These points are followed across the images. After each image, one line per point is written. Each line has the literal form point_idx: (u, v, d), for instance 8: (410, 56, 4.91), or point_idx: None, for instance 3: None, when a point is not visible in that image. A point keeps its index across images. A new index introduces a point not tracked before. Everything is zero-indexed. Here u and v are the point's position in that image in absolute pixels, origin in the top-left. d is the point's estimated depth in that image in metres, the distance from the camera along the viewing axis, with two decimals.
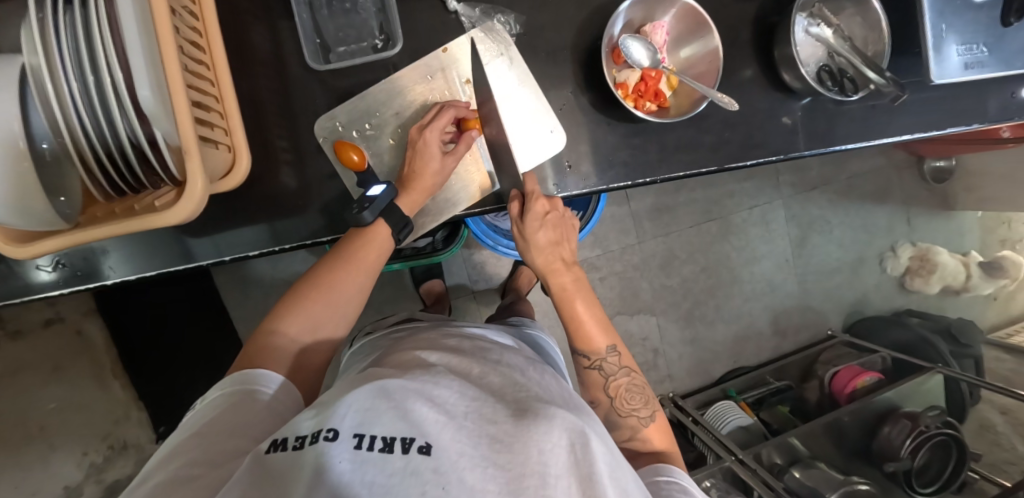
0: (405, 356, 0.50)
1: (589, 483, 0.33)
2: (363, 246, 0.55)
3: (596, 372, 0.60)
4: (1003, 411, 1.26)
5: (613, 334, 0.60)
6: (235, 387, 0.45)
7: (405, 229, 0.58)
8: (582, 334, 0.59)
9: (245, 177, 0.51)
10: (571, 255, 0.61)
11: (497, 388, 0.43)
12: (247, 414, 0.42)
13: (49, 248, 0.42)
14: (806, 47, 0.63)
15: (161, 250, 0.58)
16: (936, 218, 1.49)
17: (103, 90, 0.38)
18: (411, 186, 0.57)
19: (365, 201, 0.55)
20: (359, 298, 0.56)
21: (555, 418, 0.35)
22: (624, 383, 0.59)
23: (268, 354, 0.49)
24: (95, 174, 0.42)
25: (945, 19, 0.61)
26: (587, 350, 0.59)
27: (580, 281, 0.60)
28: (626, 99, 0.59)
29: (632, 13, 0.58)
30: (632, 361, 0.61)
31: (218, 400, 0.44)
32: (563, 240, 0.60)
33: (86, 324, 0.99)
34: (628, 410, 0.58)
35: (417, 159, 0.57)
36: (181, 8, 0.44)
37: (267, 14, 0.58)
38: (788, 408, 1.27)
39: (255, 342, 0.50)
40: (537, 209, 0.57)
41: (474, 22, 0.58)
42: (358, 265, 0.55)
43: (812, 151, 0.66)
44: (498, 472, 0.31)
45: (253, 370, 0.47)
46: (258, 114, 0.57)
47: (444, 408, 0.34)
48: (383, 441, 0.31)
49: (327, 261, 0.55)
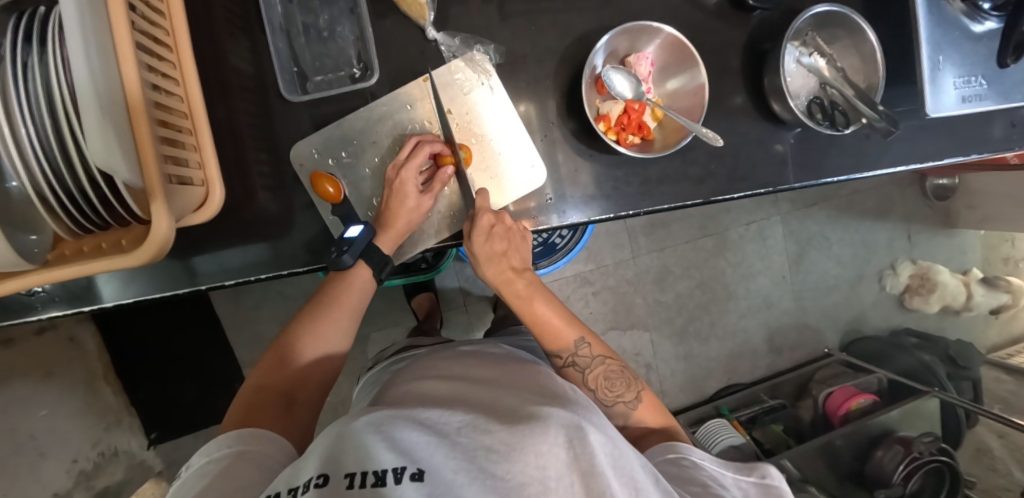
0: (403, 387, 0.51)
1: (591, 475, 0.33)
2: (343, 293, 0.57)
3: (572, 369, 0.58)
4: (1001, 435, 1.22)
5: (581, 326, 0.59)
6: (222, 452, 0.42)
7: (386, 270, 0.59)
8: (550, 335, 0.58)
9: (219, 209, 0.51)
10: (524, 261, 0.59)
11: (493, 401, 0.43)
12: (241, 476, 0.39)
13: (17, 286, 0.42)
14: (798, 78, 0.61)
15: (136, 276, 0.57)
16: (938, 235, 1.47)
17: (65, 134, 0.38)
18: (388, 227, 0.57)
19: (342, 246, 0.55)
20: (341, 340, 0.59)
21: (547, 422, 0.36)
22: (601, 371, 0.57)
23: (257, 409, 0.49)
24: (58, 212, 0.42)
25: (943, 50, 0.59)
26: (558, 348, 0.58)
27: (535, 283, 0.60)
28: (608, 131, 0.58)
29: (615, 44, 0.57)
30: (606, 348, 0.59)
31: (206, 468, 0.41)
32: (512, 250, 0.57)
33: (79, 331, 1.01)
34: (612, 398, 0.56)
35: (392, 200, 0.56)
36: (153, 43, 0.44)
37: (247, 40, 0.57)
38: (782, 427, 1.26)
39: (242, 400, 0.51)
40: (482, 224, 0.55)
41: (454, 51, 0.58)
42: (340, 307, 0.57)
43: (803, 183, 0.64)
44: (497, 481, 0.31)
45: (242, 430, 0.45)
46: (235, 141, 0.56)
47: (436, 431, 0.35)
48: (376, 475, 0.29)
49: (306, 311, 0.58)
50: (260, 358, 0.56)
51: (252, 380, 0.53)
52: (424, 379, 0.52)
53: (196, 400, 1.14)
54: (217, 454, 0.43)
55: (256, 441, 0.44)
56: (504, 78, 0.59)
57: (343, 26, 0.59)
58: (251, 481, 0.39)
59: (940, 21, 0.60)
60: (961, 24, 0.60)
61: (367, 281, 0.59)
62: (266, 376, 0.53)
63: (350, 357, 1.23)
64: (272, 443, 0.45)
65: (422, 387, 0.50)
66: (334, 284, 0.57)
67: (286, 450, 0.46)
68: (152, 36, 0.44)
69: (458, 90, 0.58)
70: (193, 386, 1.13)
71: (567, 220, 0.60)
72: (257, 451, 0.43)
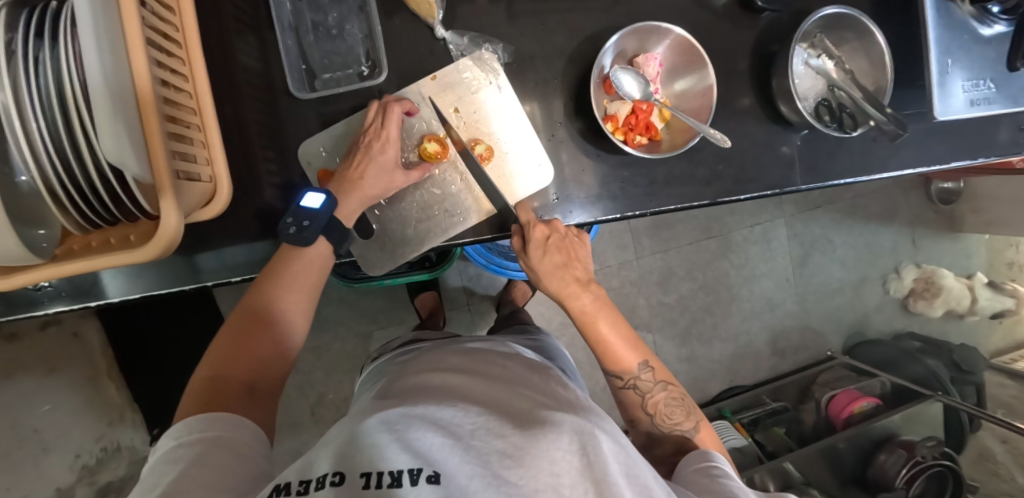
0: (411, 381, 0.51)
1: (604, 484, 0.33)
2: (305, 266, 0.52)
3: (632, 392, 0.58)
4: (1004, 441, 1.23)
5: (643, 349, 0.59)
6: (193, 438, 0.40)
7: (346, 241, 0.55)
8: (612, 356, 0.58)
9: (226, 205, 0.51)
10: (587, 273, 0.58)
11: (504, 401, 0.44)
12: (218, 465, 0.37)
13: (24, 280, 0.42)
14: (806, 80, 0.61)
15: (142, 272, 0.57)
16: (942, 239, 1.46)
17: (75, 130, 0.38)
18: (350, 193, 0.54)
19: (301, 218, 0.51)
20: (301, 320, 0.53)
21: (559, 429, 0.36)
22: (662, 398, 0.57)
23: (218, 396, 0.44)
24: (69, 207, 0.42)
25: (952, 54, 0.59)
26: (619, 369, 0.58)
27: (600, 299, 0.58)
28: (616, 132, 0.58)
29: (624, 44, 0.57)
30: (667, 373, 0.59)
31: (176, 454, 0.38)
32: (575, 263, 0.58)
33: (84, 326, 0.99)
34: (671, 424, 0.56)
35: (352, 162, 0.54)
36: (163, 39, 0.44)
37: (256, 37, 0.57)
38: (784, 430, 1.24)
39: (194, 392, 0.45)
40: (537, 236, 0.55)
41: (462, 50, 0.58)
42: (297, 287, 0.52)
43: (810, 185, 0.64)
44: (513, 487, 0.31)
45: (207, 415, 0.42)
46: (242, 138, 0.56)
47: (450, 433, 0.36)
48: (392, 476, 0.31)
49: (253, 292, 0.51)
50: (209, 350, 0.49)
51: (202, 372, 0.47)
52: (434, 372, 0.53)
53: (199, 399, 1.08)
54: (188, 438, 0.40)
55: (229, 427, 0.41)
56: (512, 78, 0.59)
57: (351, 24, 0.59)
58: (234, 471, 0.37)
59: (949, 23, 0.59)
60: (971, 27, 0.60)
61: (326, 256, 0.54)
62: (221, 366, 0.47)
63: (352, 356, 1.23)
64: (242, 429, 0.42)
65: (432, 381, 0.50)
66: (289, 261, 0.51)
67: (258, 437, 0.43)
68: (162, 33, 0.44)
69: (467, 89, 0.58)
70: None
71: (572, 220, 0.60)
72: (230, 437, 0.41)
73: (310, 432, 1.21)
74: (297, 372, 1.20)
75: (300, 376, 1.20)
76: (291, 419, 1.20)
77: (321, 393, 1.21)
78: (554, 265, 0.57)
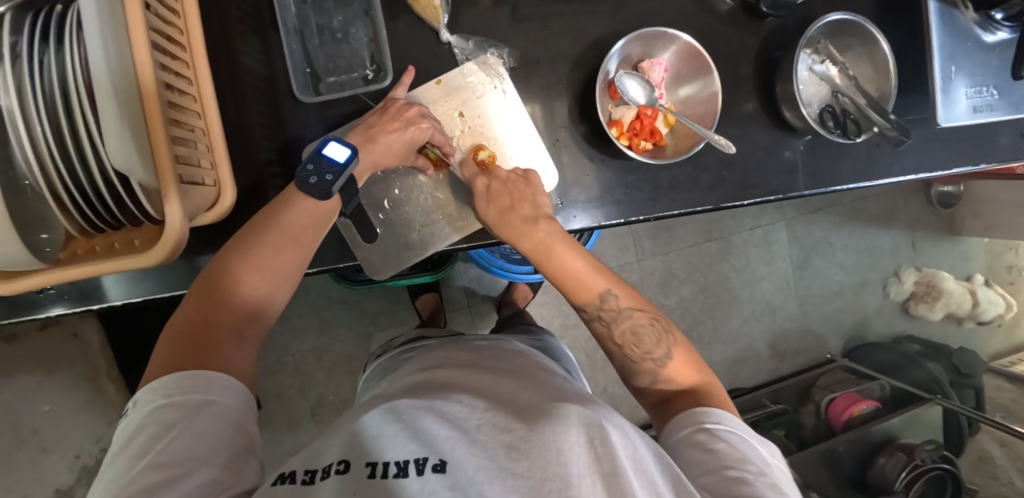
0: (422, 376, 0.51)
1: (613, 477, 0.33)
2: (308, 219, 0.49)
3: (601, 324, 0.54)
4: (1003, 443, 1.24)
5: (608, 275, 0.54)
6: (183, 398, 0.37)
7: (354, 200, 0.54)
8: (575, 286, 0.54)
9: (231, 210, 0.51)
10: (535, 209, 0.54)
11: (511, 395, 0.44)
12: (214, 438, 0.36)
13: (28, 285, 0.42)
14: (810, 85, 0.61)
15: (145, 275, 0.57)
16: (941, 243, 1.47)
17: (79, 132, 0.38)
18: (371, 156, 0.52)
19: (323, 169, 0.48)
20: (297, 271, 0.50)
21: (567, 421, 0.36)
22: (629, 325, 0.53)
23: (206, 347, 0.42)
24: (75, 213, 0.42)
25: (955, 60, 0.59)
26: (585, 301, 0.54)
27: (554, 231, 0.53)
28: (621, 137, 0.58)
29: (629, 50, 0.57)
30: (636, 298, 0.54)
31: (168, 418, 0.36)
32: (519, 199, 0.54)
33: (84, 327, 0.98)
34: (641, 354, 0.52)
35: (381, 122, 0.52)
36: (168, 40, 0.44)
37: (260, 39, 0.57)
38: (784, 432, 1.23)
39: (173, 332, 0.42)
40: (479, 187, 0.54)
41: (467, 54, 0.58)
42: (292, 238, 0.48)
43: (813, 191, 0.64)
44: (519, 479, 0.32)
45: (197, 370, 0.39)
46: (246, 141, 0.56)
47: (457, 427, 0.36)
48: (397, 466, 0.32)
49: (246, 233, 0.47)
50: (194, 285, 0.46)
51: (184, 311, 0.44)
52: (436, 369, 0.53)
53: None
54: (176, 396, 0.37)
55: (222, 391, 0.39)
56: (517, 82, 0.59)
57: (356, 28, 0.60)
58: (223, 443, 0.37)
59: (951, 29, 0.60)
60: (973, 34, 0.60)
61: (329, 207, 0.50)
62: (207, 309, 0.44)
63: (353, 357, 1.23)
64: (232, 392, 0.40)
65: (436, 377, 0.50)
66: (289, 210, 0.48)
67: (250, 404, 0.42)
68: (168, 34, 0.44)
69: (471, 93, 0.58)
70: None
71: (574, 224, 0.59)
72: (223, 404, 0.39)
73: (310, 433, 1.20)
74: (297, 373, 1.20)
75: (300, 377, 1.20)
76: (291, 421, 1.19)
77: (322, 394, 1.21)
78: (503, 206, 0.53)
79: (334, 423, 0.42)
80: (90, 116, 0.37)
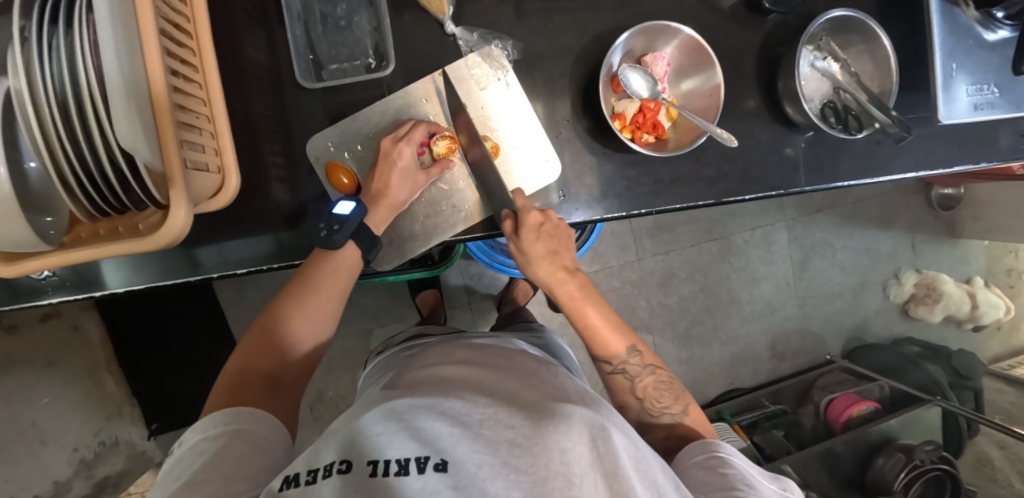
0: (419, 375, 0.51)
1: (615, 477, 0.34)
2: (331, 270, 0.53)
3: (620, 376, 0.58)
4: (1001, 446, 1.23)
5: (631, 335, 0.58)
6: (219, 429, 0.41)
7: (376, 249, 0.57)
8: (599, 342, 0.57)
9: (235, 195, 0.51)
10: (572, 262, 0.59)
11: (513, 391, 0.44)
12: (238, 457, 0.39)
13: (32, 267, 0.43)
14: (812, 82, 0.61)
15: (146, 263, 0.57)
16: (942, 245, 1.46)
17: (88, 121, 0.38)
18: (379, 202, 0.56)
19: (332, 221, 0.53)
20: (327, 320, 0.55)
21: (570, 420, 0.37)
22: (650, 382, 0.57)
23: (246, 393, 0.46)
24: (80, 199, 0.42)
25: (956, 58, 0.60)
26: (607, 355, 0.58)
27: (586, 285, 0.58)
28: (624, 129, 0.58)
29: (632, 43, 0.57)
30: (655, 358, 0.59)
31: (203, 445, 0.40)
32: (561, 248, 0.57)
33: (84, 320, 1.03)
34: (660, 408, 0.56)
35: (381, 171, 0.56)
36: (172, 27, 0.44)
37: (265, 29, 0.58)
38: (783, 433, 1.25)
39: (224, 382, 0.48)
40: (531, 221, 0.55)
41: (471, 45, 0.58)
42: (323, 291, 0.53)
43: (814, 187, 0.64)
44: (521, 475, 0.32)
45: (234, 408, 0.44)
46: (250, 131, 0.57)
47: (458, 423, 0.36)
48: (399, 464, 0.32)
49: (285, 291, 0.53)
50: (241, 338, 0.52)
51: (233, 364, 0.49)
52: (437, 366, 0.52)
53: (200, 393, 1.21)
54: (214, 431, 0.41)
55: (253, 421, 0.43)
56: (521, 74, 0.59)
57: (360, 17, 0.59)
58: (251, 463, 0.39)
59: (951, 28, 0.60)
60: (973, 32, 0.61)
61: (353, 260, 0.55)
62: (250, 359, 0.50)
63: (353, 353, 1.23)
64: (265, 424, 0.43)
65: (438, 375, 0.50)
66: (318, 263, 0.53)
67: (282, 433, 0.45)
68: (173, 18, 0.44)
69: (474, 84, 0.58)
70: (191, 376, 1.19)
71: (573, 219, 0.60)
72: (255, 432, 0.42)
73: (309, 429, 1.20)
74: None
75: None
76: None
77: (321, 390, 1.21)
78: (546, 252, 0.56)
79: (337, 420, 0.41)
80: (98, 106, 0.37)
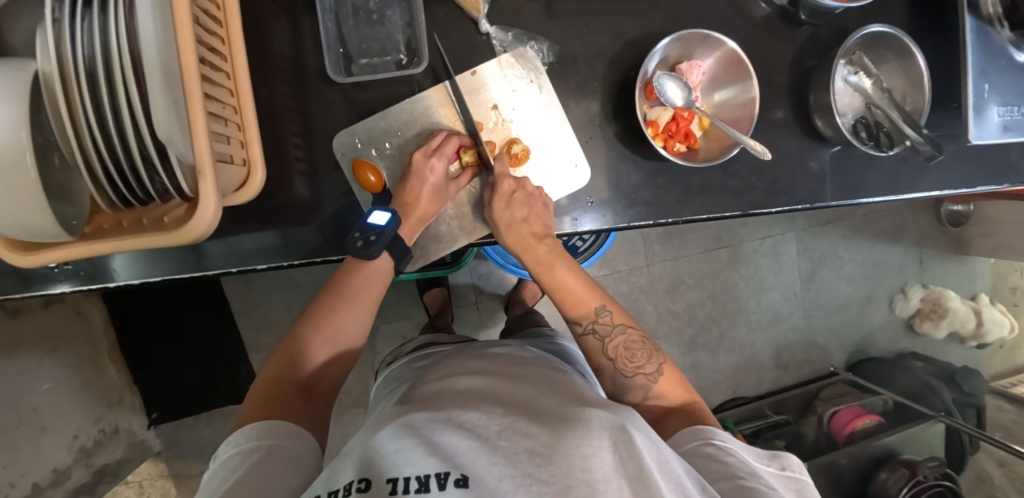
0: (433, 386, 0.50)
1: (641, 480, 0.33)
2: (364, 280, 0.56)
3: (591, 337, 0.58)
4: (1002, 464, 1.24)
5: (602, 294, 0.59)
6: (254, 443, 0.42)
7: (406, 259, 0.58)
8: (570, 301, 0.59)
9: (260, 189, 0.50)
10: (545, 227, 0.58)
11: (531, 401, 0.44)
12: (271, 471, 0.39)
13: (50, 258, 0.42)
14: (844, 96, 0.61)
15: (162, 255, 0.56)
16: (949, 261, 1.47)
17: (118, 110, 0.37)
18: (411, 213, 0.56)
19: (368, 232, 0.53)
20: (360, 332, 0.58)
21: (590, 426, 0.36)
22: (621, 341, 0.57)
23: (282, 401, 0.48)
24: (105, 189, 0.41)
25: (988, 79, 0.60)
26: (578, 315, 0.59)
27: (556, 249, 0.59)
28: (655, 138, 0.58)
29: (669, 50, 0.57)
30: (629, 317, 0.59)
31: (237, 462, 0.41)
32: (533, 217, 0.57)
33: (86, 306, 1.00)
34: (633, 368, 0.56)
35: (413, 186, 0.56)
36: (203, 14, 0.43)
37: (293, 19, 0.57)
38: (785, 443, 1.22)
39: (261, 390, 0.50)
40: (503, 189, 0.55)
41: (506, 46, 0.57)
42: (357, 299, 0.56)
43: (839, 201, 0.64)
44: (543, 484, 0.31)
45: (270, 420, 0.45)
46: (275, 124, 0.56)
47: (476, 435, 0.35)
48: (418, 481, 0.31)
49: (320, 300, 0.56)
50: (275, 350, 0.54)
51: (272, 372, 0.52)
52: (454, 378, 0.51)
53: (200, 381, 1.21)
54: (248, 445, 0.42)
55: (286, 436, 0.44)
56: (553, 77, 0.59)
57: (392, 11, 0.58)
58: (280, 477, 0.39)
59: (984, 48, 0.60)
60: (1007, 53, 0.60)
61: (384, 271, 0.57)
62: (284, 369, 0.52)
63: None
64: (296, 438, 0.44)
65: (453, 386, 0.49)
66: (351, 273, 0.56)
67: (314, 450, 0.45)
68: (204, 5, 0.43)
69: (506, 86, 0.58)
70: (194, 366, 1.20)
71: (581, 226, 0.60)
72: (288, 447, 0.43)
73: None
74: None
75: None
76: None
77: None
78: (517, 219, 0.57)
79: (357, 435, 0.40)
80: (132, 92, 0.36)
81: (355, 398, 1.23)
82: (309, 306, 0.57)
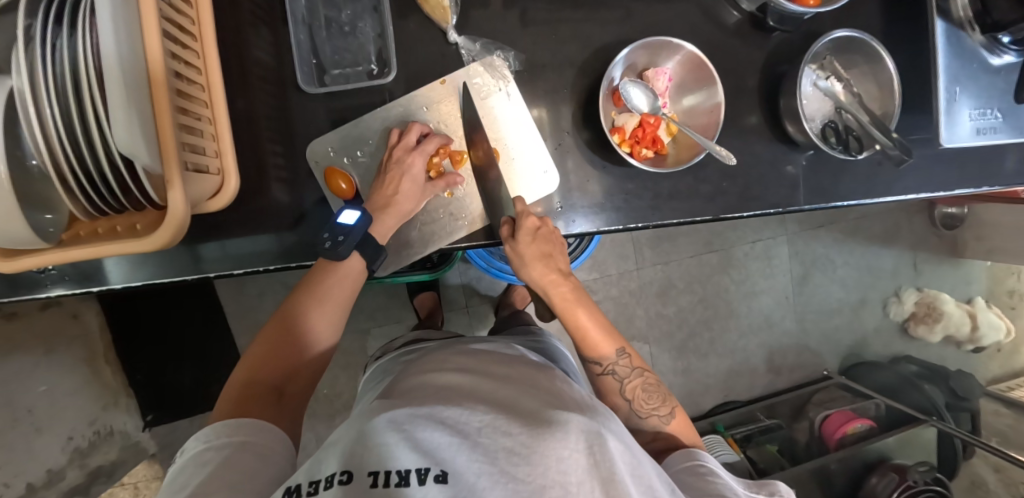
0: (417, 382, 0.50)
1: (611, 483, 0.34)
2: (337, 281, 0.56)
3: (609, 378, 0.59)
4: (997, 469, 1.23)
5: (619, 338, 0.60)
6: (222, 440, 0.43)
7: (381, 257, 0.59)
8: (588, 343, 0.59)
9: (233, 198, 0.51)
10: (567, 267, 0.61)
11: (511, 399, 0.44)
12: (242, 468, 0.40)
13: (30, 264, 0.44)
14: (814, 100, 0.61)
15: (145, 260, 0.57)
16: (944, 265, 1.46)
17: (86, 117, 0.38)
18: (385, 211, 0.57)
19: (337, 231, 0.54)
20: (331, 332, 0.59)
21: (568, 427, 0.37)
22: (638, 383, 0.58)
23: (253, 405, 0.49)
24: (77, 197, 0.42)
25: (960, 82, 0.60)
26: (596, 356, 0.59)
27: (579, 290, 0.61)
28: (622, 143, 0.59)
29: (634, 57, 0.58)
30: (643, 361, 0.60)
31: (207, 457, 0.41)
32: (556, 253, 0.59)
33: (83, 309, 1.02)
34: (648, 410, 0.57)
35: (385, 186, 0.57)
36: (176, 28, 0.44)
37: (270, 30, 0.58)
38: (776, 448, 1.24)
39: (232, 393, 0.51)
40: (527, 225, 0.57)
41: (474, 55, 0.59)
42: (330, 299, 0.57)
43: (813, 205, 0.64)
44: (520, 484, 0.32)
45: (240, 419, 0.46)
46: (252, 131, 0.57)
47: (458, 431, 0.35)
48: (398, 475, 0.31)
49: (291, 301, 0.57)
50: (247, 350, 0.55)
51: (242, 374, 0.53)
52: (437, 373, 0.52)
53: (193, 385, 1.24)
54: (216, 442, 0.43)
55: (254, 432, 0.45)
56: (522, 85, 0.60)
57: (364, 22, 0.59)
58: (252, 472, 0.40)
59: (956, 53, 0.60)
60: (978, 56, 0.60)
61: (357, 272, 0.58)
62: (254, 371, 0.53)
63: (350, 352, 1.23)
64: (265, 434, 0.45)
65: (436, 383, 0.49)
66: (324, 275, 0.56)
67: (284, 445, 0.46)
68: (178, 20, 0.44)
69: (475, 94, 0.59)
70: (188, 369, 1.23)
71: (575, 228, 0.60)
72: (256, 442, 0.44)
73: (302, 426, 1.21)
74: None
75: None
76: None
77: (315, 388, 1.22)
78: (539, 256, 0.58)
79: (338, 428, 0.40)
80: (98, 98, 0.37)
81: (346, 401, 1.25)
82: (281, 306, 0.57)
